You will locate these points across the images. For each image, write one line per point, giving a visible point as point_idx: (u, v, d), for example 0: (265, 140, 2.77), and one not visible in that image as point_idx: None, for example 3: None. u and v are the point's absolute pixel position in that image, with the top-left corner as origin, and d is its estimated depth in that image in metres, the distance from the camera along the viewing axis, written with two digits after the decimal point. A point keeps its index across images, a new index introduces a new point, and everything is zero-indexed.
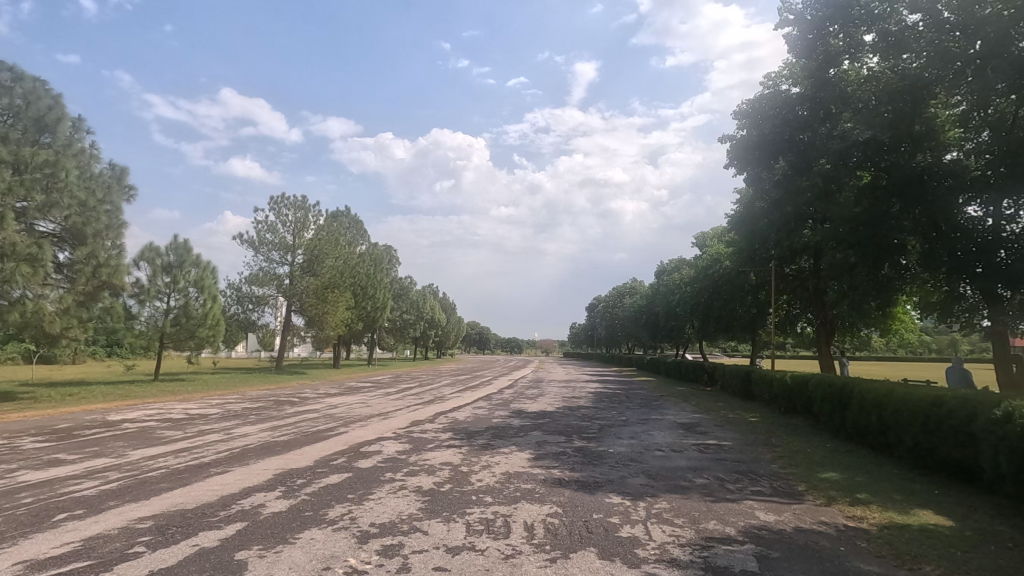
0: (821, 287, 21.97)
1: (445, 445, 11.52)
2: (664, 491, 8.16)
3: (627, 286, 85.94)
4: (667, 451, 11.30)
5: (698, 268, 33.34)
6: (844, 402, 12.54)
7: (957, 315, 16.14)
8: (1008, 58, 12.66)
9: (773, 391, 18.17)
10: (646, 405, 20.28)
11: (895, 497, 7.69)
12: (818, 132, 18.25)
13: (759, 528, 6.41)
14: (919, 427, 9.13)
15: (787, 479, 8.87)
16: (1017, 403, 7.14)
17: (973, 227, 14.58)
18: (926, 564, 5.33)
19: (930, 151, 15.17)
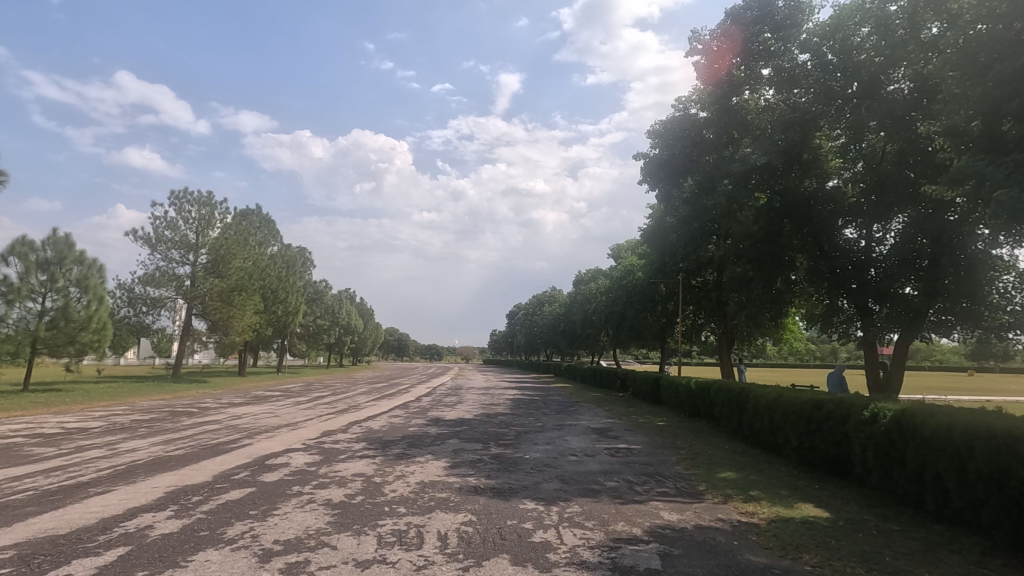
0: (723, 299, 23.51)
1: (358, 455, 11.16)
2: (576, 494, 8.40)
3: (546, 294, 87.81)
4: (580, 455, 11.65)
5: (613, 279, 34.70)
6: (741, 405, 13.50)
7: (837, 326, 17.88)
8: (880, 99, 14.62)
9: (679, 396, 19.21)
10: (562, 411, 20.80)
11: (782, 492, 8.38)
12: (722, 154, 19.36)
13: (663, 527, 6.75)
14: (803, 428, 10.01)
15: (689, 480, 9.41)
16: (881, 405, 8.04)
17: (850, 248, 16.31)
18: (805, 552, 5.85)
19: (815, 178, 16.85)
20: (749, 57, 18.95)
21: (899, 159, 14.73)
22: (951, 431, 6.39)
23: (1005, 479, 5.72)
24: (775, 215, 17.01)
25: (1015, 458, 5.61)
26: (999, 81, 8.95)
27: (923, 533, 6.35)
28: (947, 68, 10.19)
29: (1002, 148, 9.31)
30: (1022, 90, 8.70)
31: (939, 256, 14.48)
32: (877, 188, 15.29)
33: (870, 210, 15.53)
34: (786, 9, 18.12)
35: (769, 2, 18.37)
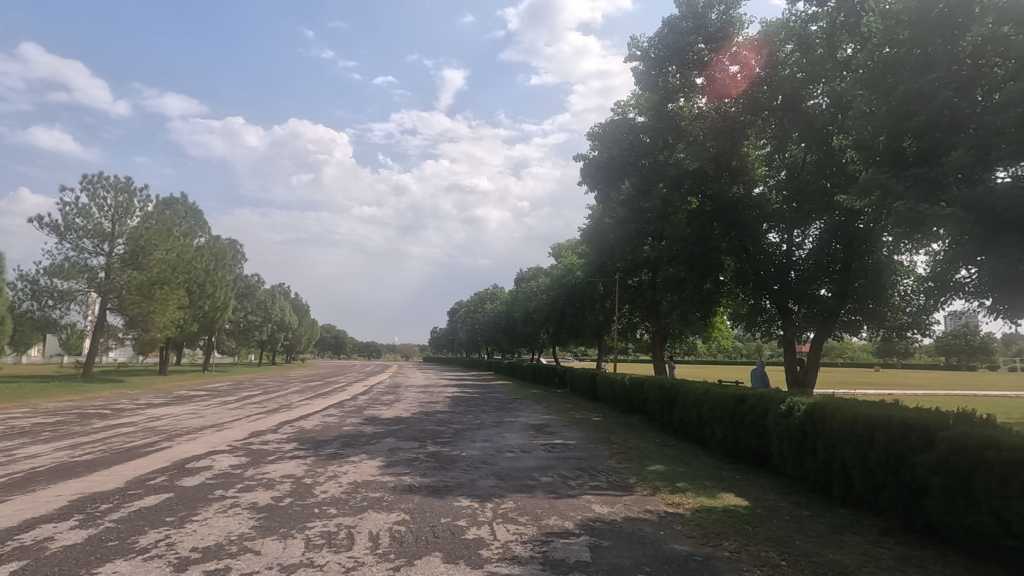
0: (657, 297, 24.36)
1: (288, 456, 10.76)
2: (511, 490, 8.49)
3: (489, 291, 87.88)
4: (517, 452, 11.77)
5: (553, 277, 35.22)
6: (672, 400, 14.04)
7: (760, 325, 18.86)
8: (800, 112, 15.97)
9: (615, 391, 19.81)
10: (501, 408, 20.90)
11: (707, 484, 8.78)
12: (658, 159, 19.47)
13: (594, 520, 6.92)
14: (728, 422, 10.53)
15: (621, 473, 9.71)
16: (796, 399, 8.59)
17: (773, 252, 17.24)
18: (725, 539, 6.17)
19: (743, 185, 17.85)
20: (684, 65, 19.49)
21: (817, 168, 15.72)
22: (856, 422, 6.92)
23: (900, 465, 6.24)
24: (705, 219, 17.92)
25: (908, 446, 6.12)
26: (901, 102, 9.70)
27: (830, 517, 6.85)
28: (859, 87, 11.06)
29: (902, 163, 10.21)
30: (918, 112, 9.57)
31: (850, 260, 15.63)
32: (797, 195, 16.37)
33: (791, 216, 16.58)
34: (717, 22, 18.85)
35: (703, 13, 19.01)
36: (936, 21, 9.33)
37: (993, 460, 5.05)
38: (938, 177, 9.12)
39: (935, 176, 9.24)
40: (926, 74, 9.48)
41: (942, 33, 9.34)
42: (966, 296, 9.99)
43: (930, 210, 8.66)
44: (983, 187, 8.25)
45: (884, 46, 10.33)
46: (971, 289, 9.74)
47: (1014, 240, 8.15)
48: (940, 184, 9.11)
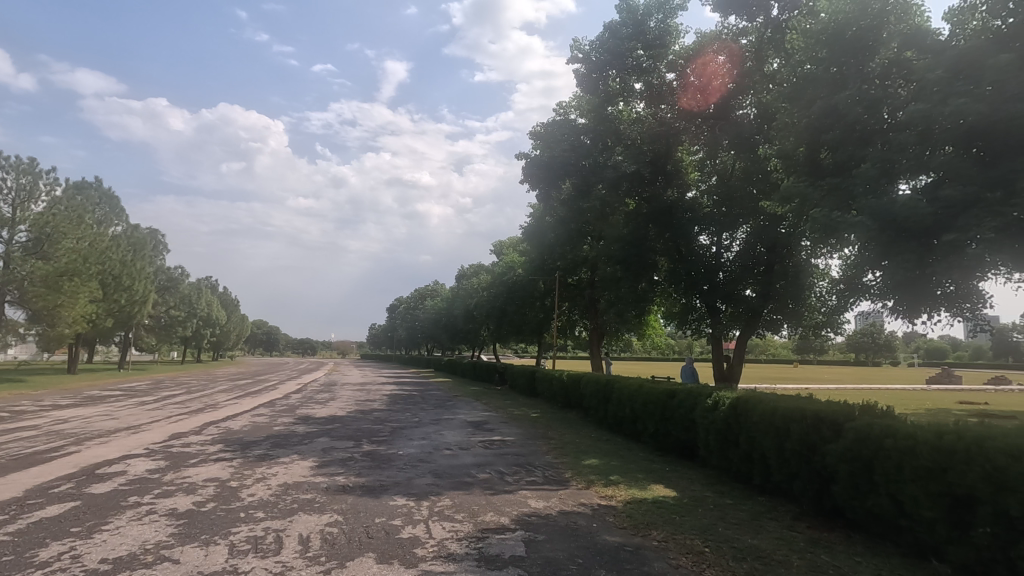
0: (594, 296, 24.92)
1: (212, 458, 10.21)
2: (448, 488, 8.45)
3: (429, 288, 86.98)
4: (455, 449, 11.73)
5: (494, 275, 35.27)
6: (607, 396, 14.42)
7: (690, 323, 19.63)
8: (730, 122, 16.97)
9: (553, 388, 20.14)
10: (440, 405, 20.74)
11: (639, 476, 9.09)
12: (597, 160, 19.56)
13: (530, 515, 7.00)
14: (659, 417, 10.93)
15: (557, 468, 9.88)
16: (722, 393, 9.04)
17: (703, 254, 18.02)
18: (653, 529, 6.43)
19: (677, 188, 18.64)
20: (624, 70, 19.97)
21: (744, 176, 16.58)
22: (774, 414, 7.39)
23: (811, 454, 6.71)
24: (642, 220, 18.55)
25: (819, 437, 6.59)
26: (819, 116, 10.52)
27: (750, 504, 7.28)
28: (781, 101, 11.82)
29: (818, 173, 10.98)
30: (833, 126, 10.37)
31: (773, 263, 16.60)
32: (726, 200, 17.23)
33: (720, 220, 17.40)
34: (656, 30, 19.50)
35: (642, 20, 19.62)
36: (851, 41, 10.29)
37: (891, 447, 5.53)
38: (850, 187, 9.86)
39: (847, 186, 10.00)
40: (841, 90, 10.29)
41: (856, 55, 10.31)
42: (871, 298, 10.85)
43: (842, 218, 9.38)
44: (888, 198, 9.00)
45: (805, 63, 11.16)
46: (876, 292, 10.54)
47: (912, 248, 8.92)
48: (851, 194, 9.85)
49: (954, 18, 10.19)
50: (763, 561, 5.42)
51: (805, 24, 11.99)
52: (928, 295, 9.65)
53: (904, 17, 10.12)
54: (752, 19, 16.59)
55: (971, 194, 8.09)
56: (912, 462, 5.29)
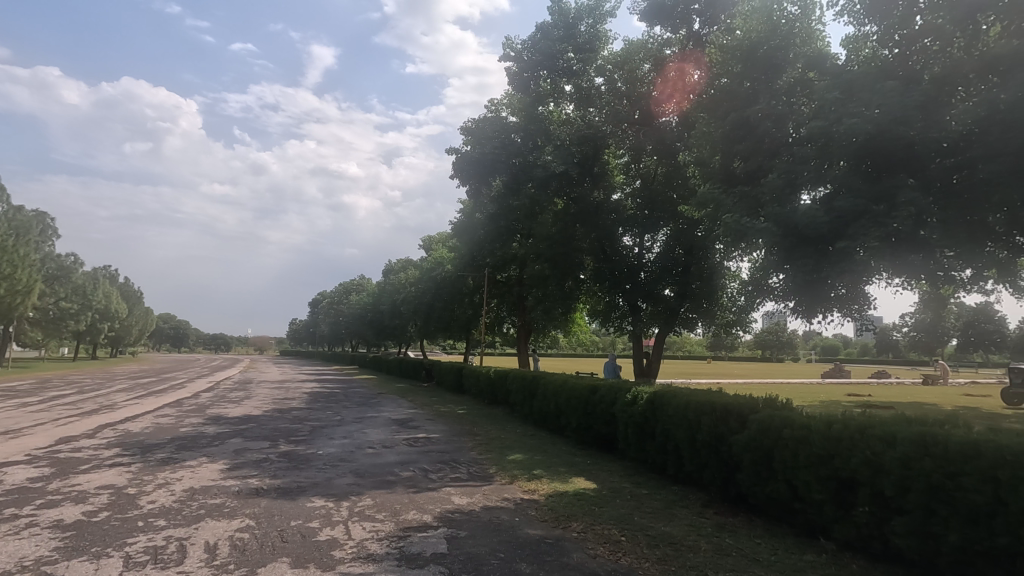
0: (523, 293, 25.23)
1: (107, 463, 9.37)
2: (370, 487, 8.26)
3: (355, 282, 84.52)
4: (378, 447, 11.48)
5: (422, 270, 34.86)
6: (533, 392, 14.65)
7: (613, 321, 20.25)
8: (653, 128, 17.80)
9: (480, 384, 20.17)
10: (364, 403, 20.19)
11: (561, 469, 9.31)
12: (528, 159, 19.81)
13: (452, 512, 6.99)
14: (581, 412, 11.25)
15: (481, 464, 9.93)
16: (640, 388, 9.45)
17: (627, 254, 18.75)
18: (574, 521, 6.60)
19: (602, 190, 19.35)
20: (555, 71, 20.37)
21: (665, 180, 17.90)
22: (687, 408, 7.81)
23: (719, 444, 7.15)
24: (569, 220, 19.16)
25: (727, 428, 7.04)
26: (733, 128, 11.30)
27: (663, 493, 7.66)
28: (700, 111, 12.54)
29: (732, 180, 11.71)
30: (745, 137, 11.15)
31: (690, 264, 17.55)
32: (648, 203, 18.13)
33: (643, 221, 18.26)
34: (586, 34, 20.15)
35: (573, 24, 20.17)
36: (763, 58, 11.14)
37: (788, 437, 6.00)
38: (758, 195, 10.59)
39: (755, 195, 10.75)
40: (752, 104, 11.08)
41: (766, 73, 11.19)
42: (774, 298, 11.73)
43: (751, 223, 10.07)
44: (792, 207, 9.76)
45: (722, 77, 11.93)
46: (779, 293, 11.38)
47: (810, 253, 9.71)
48: (759, 201, 10.60)
49: (849, 45, 11.19)
50: (674, 547, 5.71)
51: (722, 39, 12.78)
52: (823, 297, 10.56)
53: (808, 40, 10.97)
54: (676, 30, 17.31)
55: (860, 206, 8.92)
56: (806, 450, 5.77)
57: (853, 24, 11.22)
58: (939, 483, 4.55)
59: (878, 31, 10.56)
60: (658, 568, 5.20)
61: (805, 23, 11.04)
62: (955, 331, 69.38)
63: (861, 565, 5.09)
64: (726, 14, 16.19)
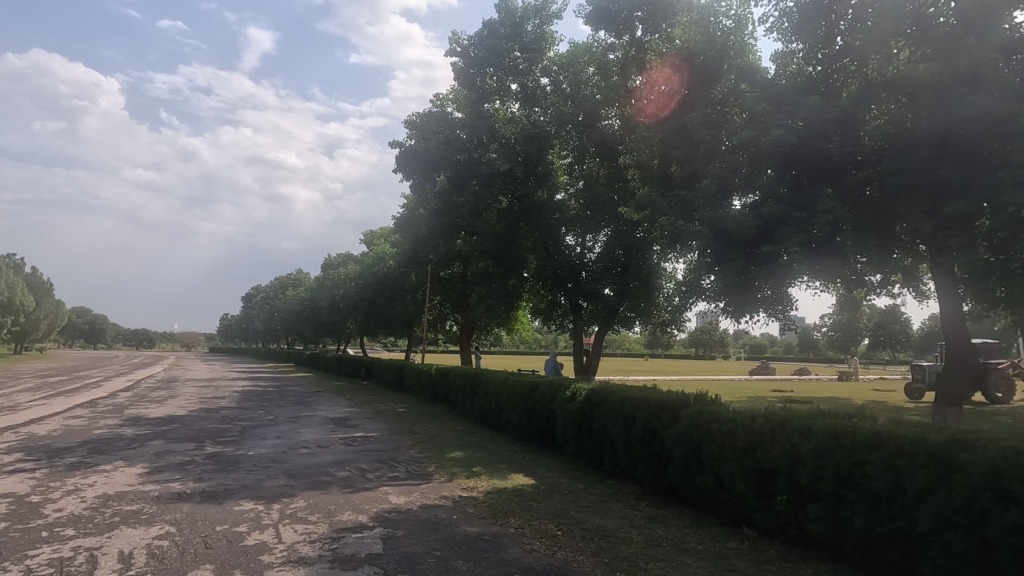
0: (466, 290, 25.18)
1: (6, 470, 8.58)
2: (304, 488, 8.00)
3: (291, 276, 81.50)
4: (312, 447, 11.13)
5: (363, 265, 34.07)
6: (474, 389, 14.64)
7: (555, 319, 20.56)
8: (596, 130, 18.13)
9: (421, 382, 19.96)
10: (299, 402, 19.51)
11: (500, 466, 9.36)
12: (472, 156, 19.48)
13: (389, 511, 6.88)
14: (522, 408, 11.34)
15: (421, 462, 9.83)
16: (579, 385, 9.65)
17: (569, 253, 19.15)
18: (511, 517, 6.66)
19: (546, 189, 19.73)
20: (501, 69, 20.38)
21: (607, 182, 18.39)
22: (623, 404, 8.04)
23: (652, 438, 7.41)
24: (513, 218, 19.40)
25: (660, 422, 7.30)
26: (671, 133, 11.73)
27: (599, 487, 7.85)
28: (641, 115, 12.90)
29: (669, 184, 12.13)
30: (682, 143, 11.60)
31: (629, 265, 18.03)
32: (590, 204, 18.63)
33: (585, 221, 18.81)
34: (532, 35, 20.33)
35: (519, 24, 20.28)
36: (700, 67, 11.68)
37: (716, 430, 6.29)
38: (692, 200, 11.02)
39: (689, 199, 11.20)
40: (688, 112, 11.55)
41: (702, 82, 11.70)
42: (706, 298, 12.27)
43: (685, 226, 10.48)
44: (723, 211, 10.22)
45: (660, 83, 12.34)
46: (710, 293, 11.92)
47: (739, 257, 10.21)
48: (693, 206, 11.02)
49: (778, 60, 11.87)
50: (608, 539, 5.88)
51: (662, 47, 13.24)
52: (751, 298, 11.15)
53: (741, 53, 11.61)
54: (619, 36, 17.73)
55: (785, 212, 9.48)
56: (731, 443, 6.07)
57: (781, 41, 11.90)
58: (847, 473, 4.91)
59: (803, 49, 11.27)
60: (592, 561, 5.33)
61: (739, 37, 11.67)
62: (866, 331, 75.02)
63: (778, 550, 5.42)
64: (667, 22, 16.70)
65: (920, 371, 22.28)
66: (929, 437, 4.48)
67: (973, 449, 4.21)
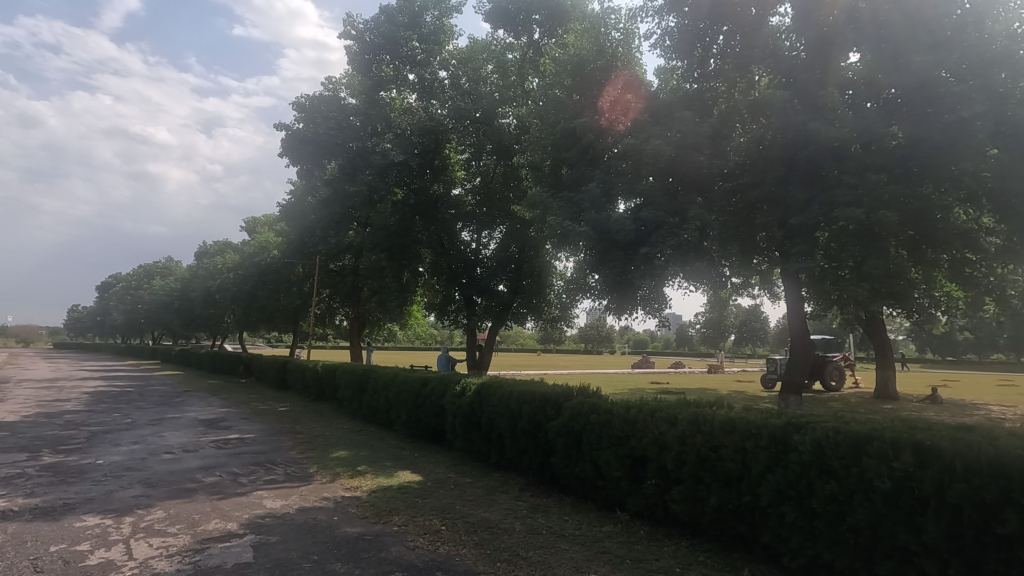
0: (357, 283, 24.32)
1: None
2: (163, 497, 7.28)
3: (158, 265, 73.61)
4: (176, 452, 10.14)
5: (243, 255, 31.65)
6: (362, 386, 14.18)
7: (450, 314, 20.22)
8: (493, 128, 18.27)
9: (305, 379, 18.95)
10: (163, 403, 17.66)
11: (386, 464, 9.16)
12: (365, 144, 18.98)
13: (263, 517, 6.47)
14: (411, 405, 11.17)
15: (301, 464, 9.34)
16: (469, 380, 9.72)
17: (464, 249, 19.23)
18: (395, 515, 6.55)
19: (443, 183, 19.61)
20: (397, 58, 19.90)
21: (502, 180, 18.87)
22: (510, 398, 8.22)
23: (537, 431, 7.65)
24: (408, 212, 19.18)
25: (544, 415, 7.56)
26: (562, 136, 12.13)
27: (485, 481, 7.97)
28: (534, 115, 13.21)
29: (559, 186, 12.59)
30: (571, 146, 12.09)
31: (522, 262, 18.46)
32: (486, 201, 18.93)
33: (480, 218, 19.04)
34: (431, 26, 20.07)
35: (418, 13, 19.94)
36: (591, 73, 12.12)
37: (594, 421, 6.64)
38: (580, 202, 11.48)
39: (577, 201, 11.65)
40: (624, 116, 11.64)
41: (591, 88, 12.18)
42: (592, 295, 12.85)
43: (572, 227, 10.89)
44: (607, 214, 10.79)
45: (556, 87, 12.66)
46: (595, 291, 12.51)
47: (620, 257, 10.86)
48: (579, 208, 11.46)
49: (660, 75, 12.70)
50: (490, 531, 5.98)
51: (555, 53, 13.72)
52: (631, 296, 11.91)
53: (629, 65, 12.28)
54: (517, 37, 18.19)
55: (661, 217, 10.26)
56: (608, 432, 6.44)
57: (664, 58, 12.73)
58: (705, 455, 5.42)
59: (682, 67, 12.13)
60: (475, 553, 5.39)
61: (626, 49, 12.40)
62: (732, 328, 83.02)
63: (646, 531, 5.86)
64: (561, 28, 17.19)
65: (772, 363, 25.15)
66: (771, 422, 5.06)
67: (804, 430, 4.83)
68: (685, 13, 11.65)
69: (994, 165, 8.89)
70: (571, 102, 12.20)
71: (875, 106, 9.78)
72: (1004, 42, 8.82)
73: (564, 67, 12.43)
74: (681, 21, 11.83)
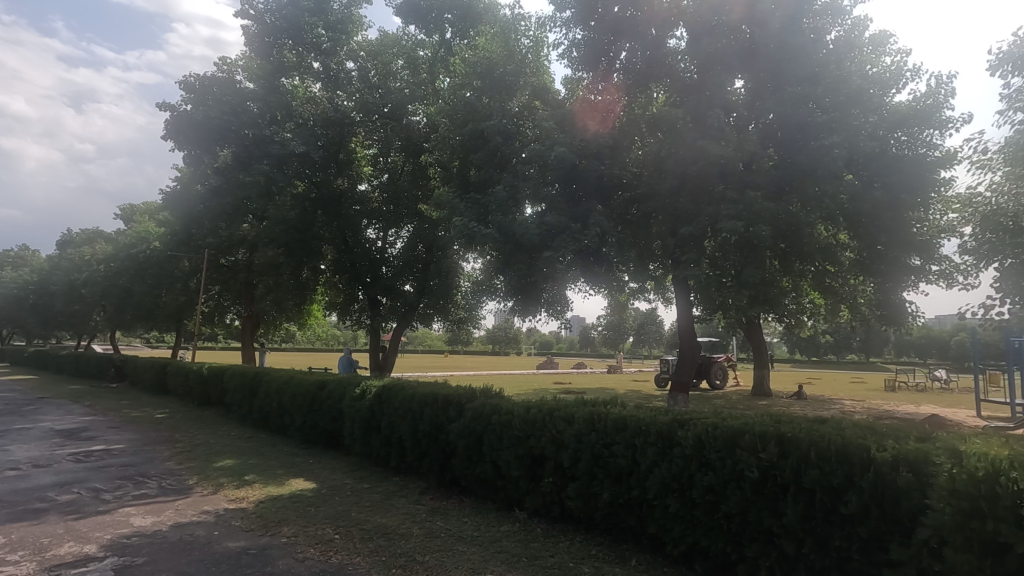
0: (251, 279, 22.78)
1: None
2: (4, 520, 6.34)
3: (9, 254, 64.31)
4: (25, 468, 8.89)
5: (117, 245, 28.51)
6: (254, 390, 13.27)
7: (352, 314, 19.61)
8: (401, 124, 17.93)
9: (188, 383, 17.40)
10: (10, 412, 15.41)
11: (277, 472, 8.62)
12: (263, 133, 18.01)
13: (129, 536, 5.84)
14: (307, 409, 10.62)
15: (179, 475, 8.55)
16: (369, 382, 9.43)
17: (369, 247, 18.61)
18: (284, 526, 6.18)
19: (347, 178, 18.89)
20: (301, 44, 18.96)
21: (411, 178, 18.28)
22: (412, 399, 8.09)
23: (438, 433, 7.58)
24: (309, 206, 18.21)
25: (446, 417, 7.50)
26: (471, 138, 12.18)
27: (384, 485, 7.75)
28: (443, 115, 13.12)
29: (468, 188, 12.64)
30: (480, 149, 12.18)
31: (429, 262, 18.16)
32: (393, 199, 18.39)
33: (386, 215, 18.43)
34: (338, 14, 19.26)
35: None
36: (501, 77, 12.25)
37: (496, 421, 6.69)
38: (487, 204, 11.59)
39: (483, 203, 11.75)
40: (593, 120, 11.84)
41: (500, 91, 12.28)
42: (498, 298, 12.96)
43: (479, 229, 10.94)
44: (513, 218, 10.97)
45: (466, 89, 12.67)
46: (500, 293, 12.64)
47: (523, 260, 11.09)
48: (486, 210, 11.57)
49: (568, 85, 13.07)
50: (386, 537, 5.82)
51: (465, 54, 13.77)
52: (535, 299, 12.18)
53: (537, 72, 12.63)
54: (429, 34, 17.98)
55: (564, 222, 10.59)
56: (508, 432, 6.52)
57: (570, 68, 13.16)
58: (598, 451, 5.65)
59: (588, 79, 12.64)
60: (369, 561, 5.21)
61: (536, 56, 12.74)
62: (631, 330, 87.43)
63: (543, 528, 5.99)
64: (473, 29, 17.23)
65: (665, 363, 26.80)
66: (658, 419, 5.37)
67: (686, 427, 5.18)
68: (591, 28, 12.17)
69: (848, 188, 10.11)
70: (481, 104, 12.22)
71: (756, 128, 10.79)
72: (859, 81, 10.13)
73: (474, 68, 12.44)
74: (587, 34, 12.34)
